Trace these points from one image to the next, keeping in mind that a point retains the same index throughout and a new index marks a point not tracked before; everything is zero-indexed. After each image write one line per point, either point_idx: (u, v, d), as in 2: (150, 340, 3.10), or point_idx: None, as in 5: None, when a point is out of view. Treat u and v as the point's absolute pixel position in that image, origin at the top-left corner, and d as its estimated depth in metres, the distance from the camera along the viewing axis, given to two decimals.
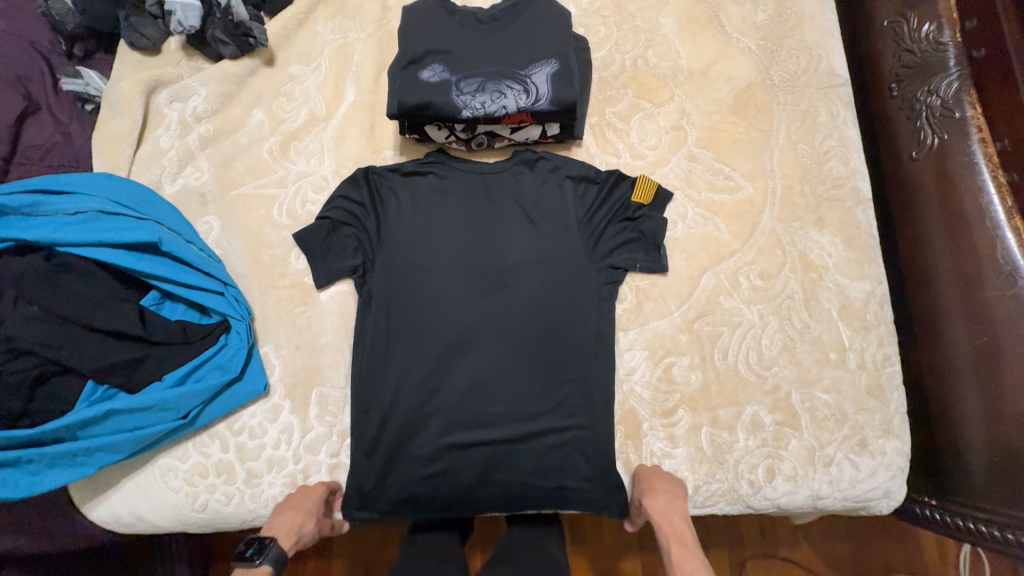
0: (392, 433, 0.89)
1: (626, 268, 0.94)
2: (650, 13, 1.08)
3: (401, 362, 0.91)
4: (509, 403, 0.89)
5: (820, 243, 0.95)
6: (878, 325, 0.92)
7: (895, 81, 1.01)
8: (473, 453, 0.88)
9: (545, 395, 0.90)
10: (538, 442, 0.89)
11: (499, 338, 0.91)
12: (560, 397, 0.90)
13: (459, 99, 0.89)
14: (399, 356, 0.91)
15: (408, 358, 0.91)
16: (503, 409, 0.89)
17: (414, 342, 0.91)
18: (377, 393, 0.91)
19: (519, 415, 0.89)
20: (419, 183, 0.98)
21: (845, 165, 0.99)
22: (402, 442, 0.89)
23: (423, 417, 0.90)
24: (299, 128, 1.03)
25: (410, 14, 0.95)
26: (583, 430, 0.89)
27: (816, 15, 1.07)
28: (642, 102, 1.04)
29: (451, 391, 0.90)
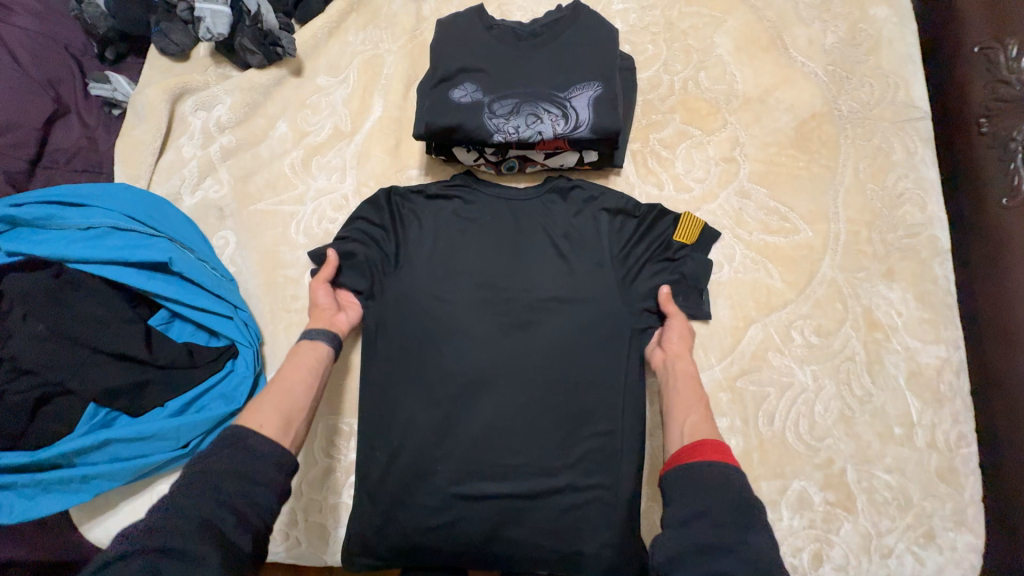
0: (397, 475, 0.83)
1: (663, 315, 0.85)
2: (705, 32, 0.99)
3: (412, 399, 0.84)
4: (526, 454, 0.82)
5: (888, 298, 0.84)
6: (953, 398, 0.80)
7: (984, 116, 0.88)
8: (484, 505, 0.81)
9: (566, 449, 0.82)
10: (555, 500, 0.81)
11: (519, 383, 0.83)
12: (582, 453, 0.82)
13: (491, 122, 0.82)
14: (411, 394, 0.85)
15: (420, 397, 0.84)
16: (519, 461, 0.82)
17: (427, 380, 0.84)
18: (385, 431, 0.85)
19: (537, 469, 0.81)
20: (443, 208, 0.92)
21: (921, 210, 0.87)
22: (407, 487, 0.82)
23: (432, 461, 0.82)
24: (323, 143, 0.99)
25: (444, 27, 0.89)
26: (605, 490, 0.81)
27: (894, 38, 0.96)
28: (690, 129, 0.95)
29: (464, 437, 0.83)
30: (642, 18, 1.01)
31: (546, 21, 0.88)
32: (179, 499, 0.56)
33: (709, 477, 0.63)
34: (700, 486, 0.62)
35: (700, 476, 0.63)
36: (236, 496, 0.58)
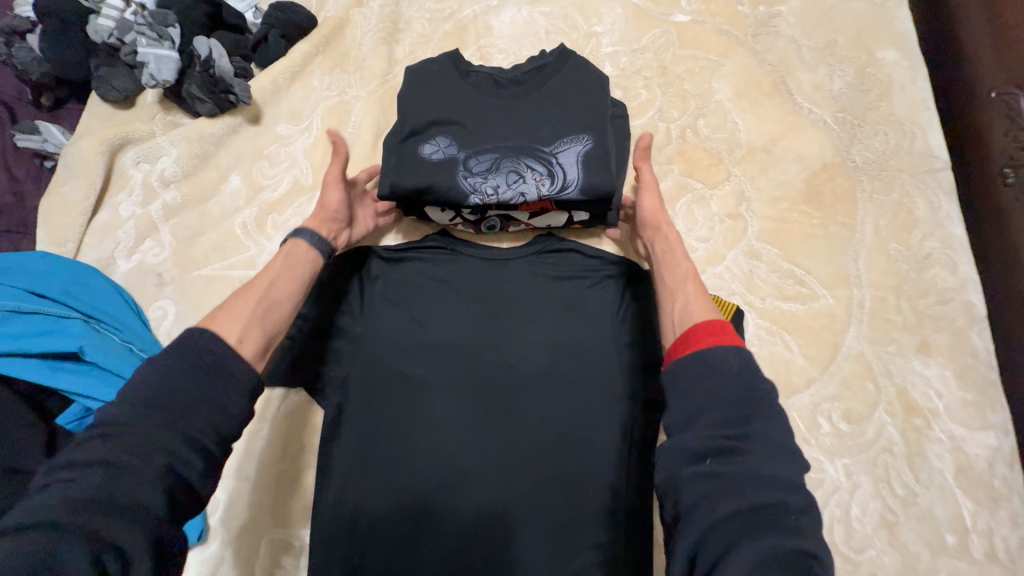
0: None
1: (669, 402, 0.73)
2: (702, 76, 0.91)
3: (376, 504, 0.70)
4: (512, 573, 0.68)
5: (924, 377, 0.73)
6: (1011, 497, 0.68)
7: (1007, 165, 0.76)
8: None
9: (558, 566, 0.68)
10: None
11: (504, 482, 0.70)
12: (580, 569, 0.68)
13: (466, 181, 0.73)
14: (375, 496, 0.70)
15: (385, 500, 0.70)
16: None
17: (395, 478, 0.71)
18: (342, 548, 0.69)
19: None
20: (419, 270, 0.80)
21: (952, 273, 0.78)
22: None
23: None
24: (280, 199, 0.88)
25: (413, 73, 0.80)
26: None
27: (905, 84, 0.89)
28: (691, 182, 0.85)
29: (437, 547, 0.69)
30: (634, 61, 0.93)
31: (527, 68, 0.80)
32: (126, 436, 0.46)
33: (713, 368, 0.52)
34: (701, 383, 0.51)
35: (705, 367, 0.53)
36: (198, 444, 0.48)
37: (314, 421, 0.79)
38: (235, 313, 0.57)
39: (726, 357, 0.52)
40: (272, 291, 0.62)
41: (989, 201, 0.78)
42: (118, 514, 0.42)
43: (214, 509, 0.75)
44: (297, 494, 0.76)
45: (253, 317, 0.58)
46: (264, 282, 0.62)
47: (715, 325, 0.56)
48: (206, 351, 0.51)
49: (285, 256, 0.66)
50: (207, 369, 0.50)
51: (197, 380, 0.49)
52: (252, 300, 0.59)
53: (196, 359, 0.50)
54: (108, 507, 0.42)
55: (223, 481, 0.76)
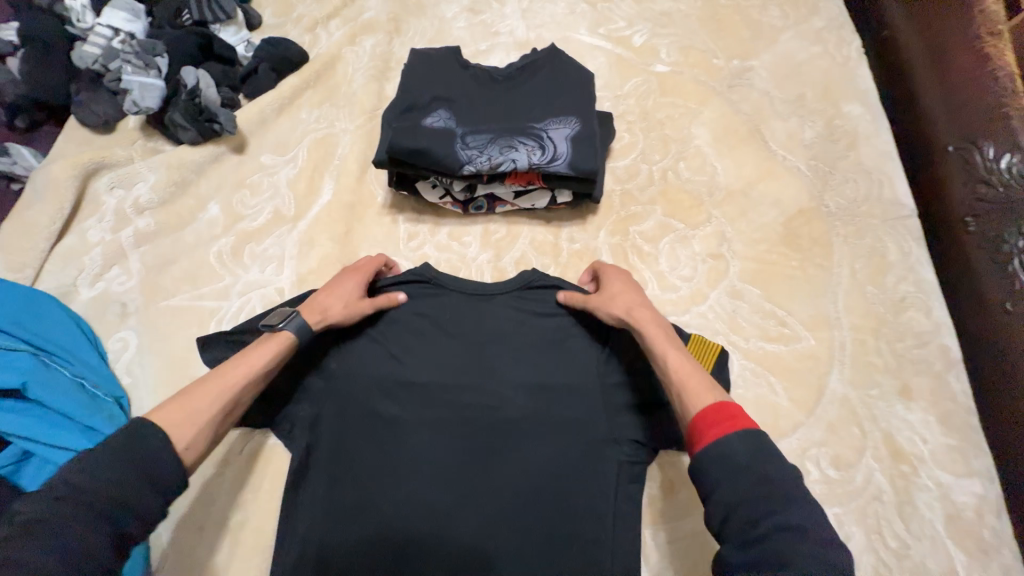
0: None
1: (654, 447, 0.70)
2: (682, 122, 0.95)
3: (341, 555, 0.64)
4: None
5: (908, 422, 0.73)
6: (1001, 549, 0.66)
7: (968, 215, 0.80)
8: None
9: None
10: None
11: (484, 535, 0.65)
12: None
13: (462, 152, 0.74)
14: (342, 553, 0.64)
15: (352, 558, 0.64)
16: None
17: (362, 529, 0.65)
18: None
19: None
20: (395, 305, 0.77)
21: (927, 316, 0.79)
22: None
23: None
24: (258, 229, 0.86)
25: (418, 59, 0.84)
26: None
27: (871, 135, 0.94)
28: (673, 223, 0.87)
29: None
30: (618, 106, 0.97)
31: (519, 65, 0.85)
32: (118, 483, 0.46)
33: (733, 461, 0.49)
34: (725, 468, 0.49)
35: (723, 464, 0.49)
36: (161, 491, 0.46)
37: (277, 466, 0.73)
38: (193, 409, 0.55)
39: (732, 446, 0.50)
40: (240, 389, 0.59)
41: (954, 246, 0.82)
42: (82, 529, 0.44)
43: (157, 567, 0.68)
44: (255, 549, 0.69)
45: (211, 421, 0.55)
46: (241, 376, 0.59)
47: (716, 409, 0.53)
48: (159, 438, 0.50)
49: (269, 345, 0.63)
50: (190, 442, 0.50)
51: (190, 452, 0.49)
52: (213, 396, 0.57)
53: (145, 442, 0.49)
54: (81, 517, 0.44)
55: (175, 534, 0.70)
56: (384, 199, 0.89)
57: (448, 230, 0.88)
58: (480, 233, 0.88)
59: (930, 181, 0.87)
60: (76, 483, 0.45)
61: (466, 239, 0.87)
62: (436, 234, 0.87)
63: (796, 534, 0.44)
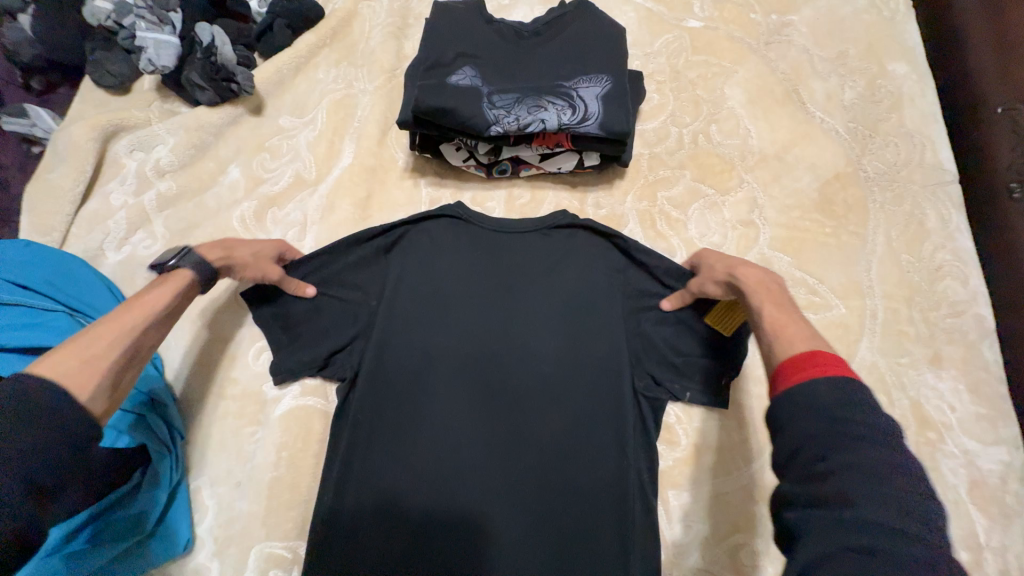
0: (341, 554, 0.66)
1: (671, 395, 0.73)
2: (715, 82, 0.91)
3: (375, 461, 0.69)
4: (503, 534, 0.67)
5: (937, 390, 0.72)
6: (1023, 514, 0.67)
7: (1014, 179, 0.77)
8: None
9: (551, 532, 0.67)
10: None
11: (507, 466, 0.69)
12: (575, 542, 0.66)
13: (489, 113, 0.72)
14: (375, 470, 0.69)
15: (386, 473, 0.69)
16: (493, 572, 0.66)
17: (395, 440, 0.70)
18: (337, 503, 0.68)
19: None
20: (438, 241, 0.78)
21: (963, 286, 0.78)
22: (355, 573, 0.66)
23: (392, 537, 0.67)
24: (280, 193, 0.85)
25: (440, 14, 0.80)
26: None
27: (915, 96, 0.89)
28: (703, 188, 0.85)
29: (430, 530, 0.67)
30: (647, 66, 0.93)
31: (545, 21, 0.81)
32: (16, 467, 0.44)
33: (813, 398, 0.44)
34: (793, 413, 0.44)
35: (798, 399, 0.45)
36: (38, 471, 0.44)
37: (309, 425, 0.76)
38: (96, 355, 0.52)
39: (816, 390, 0.44)
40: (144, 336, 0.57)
41: (994, 214, 0.79)
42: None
43: (200, 518, 0.72)
44: (290, 501, 0.73)
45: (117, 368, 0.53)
46: (137, 320, 0.57)
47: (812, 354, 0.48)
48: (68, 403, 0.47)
49: (165, 287, 0.61)
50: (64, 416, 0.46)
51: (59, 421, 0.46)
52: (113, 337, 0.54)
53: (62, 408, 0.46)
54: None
55: (213, 487, 0.73)
56: (405, 163, 0.88)
57: (471, 195, 0.87)
58: (504, 198, 0.86)
59: (975, 146, 0.83)
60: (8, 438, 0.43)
61: (489, 204, 0.86)
62: (459, 198, 0.86)
63: (870, 483, 0.38)
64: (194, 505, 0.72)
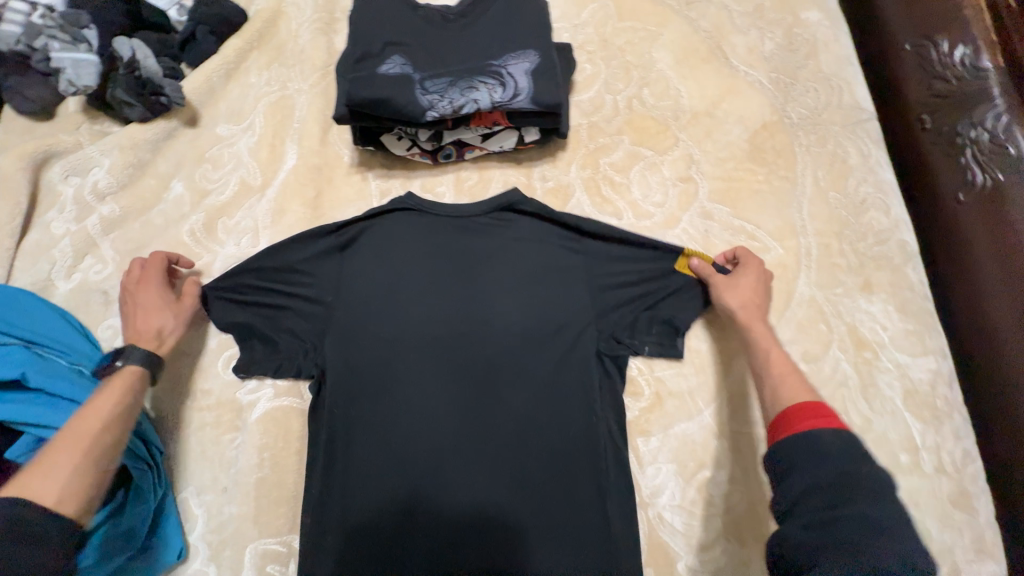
0: (334, 538, 0.69)
1: (631, 349, 0.77)
2: (642, 46, 0.94)
3: (356, 448, 0.72)
4: (487, 498, 0.70)
5: (870, 313, 0.78)
6: (951, 414, 0.75)
7: (924, 111, 0.92)
8: (438, 561, 0.68)
9: (532, 490, 0.70)
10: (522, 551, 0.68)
11: (482, 441, 0.72)
12: (555, 495, 0.70)
13: (423, 99, 0.73)
14: (357, 455, 0.71)
15: (367, 464, 0.71)
16: (481, 543, 0.69)
17: (374, 426, 0.72)
18: (326, 491, 0.71)
19: (500, 551, 0.68)
20: (390, 235, 0.82)
21: (886, 215, 0.84)
22: (349, 554, 0.69)
23: (381, 516, 0.69)
24: (228, 203, 0.84)
25: (364, 6, 0.80)
26: (577, 536, 0.69)
27: (829, 41, 0.94)
28: (641, 150, 0.88)
29: (416, 512, 0.70)
30: (576, 37, 0.95)
31: (469, 2, 0.82)
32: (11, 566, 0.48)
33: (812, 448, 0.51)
34: (801, 460, 0.50)
35: (803, 446, 0.51)
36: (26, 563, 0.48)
37: (286, 425, 0.77)
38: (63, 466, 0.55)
39: (819, 438, 0.51)
40: (103, 442, 0.59)
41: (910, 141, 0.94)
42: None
43: (191, 528, 0.73)
44: (279, 498, 0.75)
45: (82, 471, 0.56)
46: (90, 427, 0.59)
47: (809, 407, 0.55)
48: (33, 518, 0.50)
49: (112, 391, 0.63)
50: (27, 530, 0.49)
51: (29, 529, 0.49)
52: (78, 448, 0.57)
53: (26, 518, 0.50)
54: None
55: (201, 496, 0.74)
56: (351, 159, 0.88)
57: (421, 183, 0.88)
58: (453, 182, 0.88)
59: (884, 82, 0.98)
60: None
61: (439, 190, 0.87)
62: (409, 187, 0.87)
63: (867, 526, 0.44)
64: (182, 517, 0.73)
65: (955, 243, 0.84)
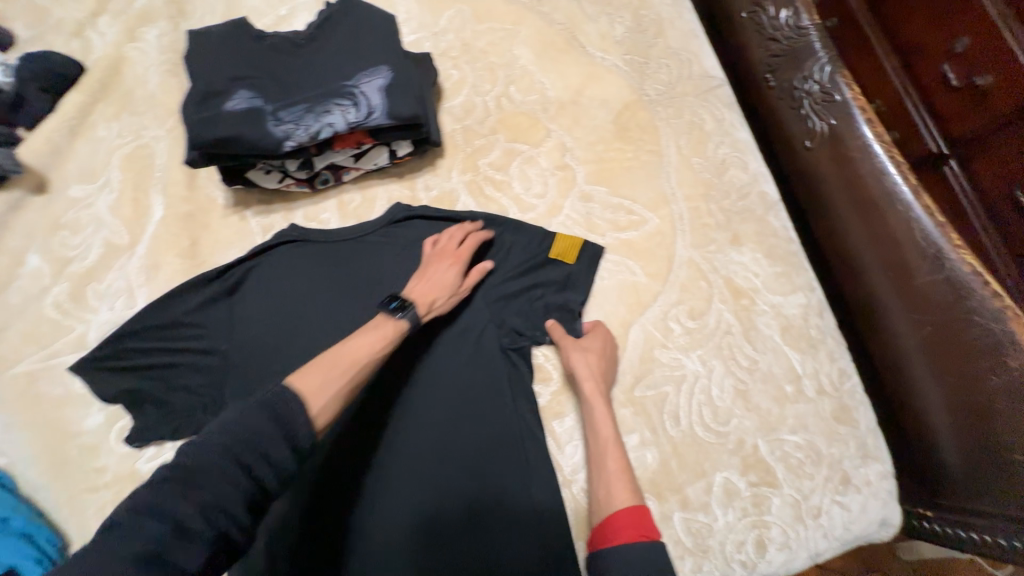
0: None
1: (533, 338, 0.80)
2: (503, 46, 0.97)
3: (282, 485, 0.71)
4: (419, 505, 0.70)
5: (743, 263, 0.85)
6: (824, 339, 0.83)
7: (767, 71, 1.04)
8: None
9: (462, 487, 0.71)
10: (462, 551, 0.68)
11: (405, 458, 0.73)
12: (484, 489, 0.71)
13: (277, 129, 0.71)
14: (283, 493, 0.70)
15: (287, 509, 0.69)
16: (417, 564, 0.67)
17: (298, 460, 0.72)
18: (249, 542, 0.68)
19: (438, 563, 0.68)
20: (280, 270, 0.80)
21: (745, 171, 0.91)
22: None
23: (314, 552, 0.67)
24: (93, 267, 0.79)
25: (199, 40, 0.76)
26: (514, 526, 0.69)
27: (673, 19, 1.00)
28: (517, 146, 0.91)
29: (348, 540, 0.68)
30: (438, 45, 0.96)
31: (315, 25, 0.81)
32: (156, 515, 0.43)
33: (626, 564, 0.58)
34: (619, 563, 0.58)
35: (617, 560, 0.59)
36: (193, 502, 0.44)
37: None
38: (327, 377, 0.58)
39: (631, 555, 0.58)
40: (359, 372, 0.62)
41: (763, 99, 1.06)
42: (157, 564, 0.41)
43: None
44: None
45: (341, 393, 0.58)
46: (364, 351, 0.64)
47: (628, 516, 0.62)
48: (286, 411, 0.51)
49: (372, 330, 0.67)
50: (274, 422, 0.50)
51: (220, 454, 0.47)
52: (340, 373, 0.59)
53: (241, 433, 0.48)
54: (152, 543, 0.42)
55: None
56: (226, 200, 0.85)
57: (303, 212, 0.86)
58: (336, 206, 0.87)
59: (736, 48, 1.10)
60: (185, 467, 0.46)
61: (324, 216, 0.86)
62: (291, 219, 0.85)
63: None
64: None
65: (817, 185, 0.96)
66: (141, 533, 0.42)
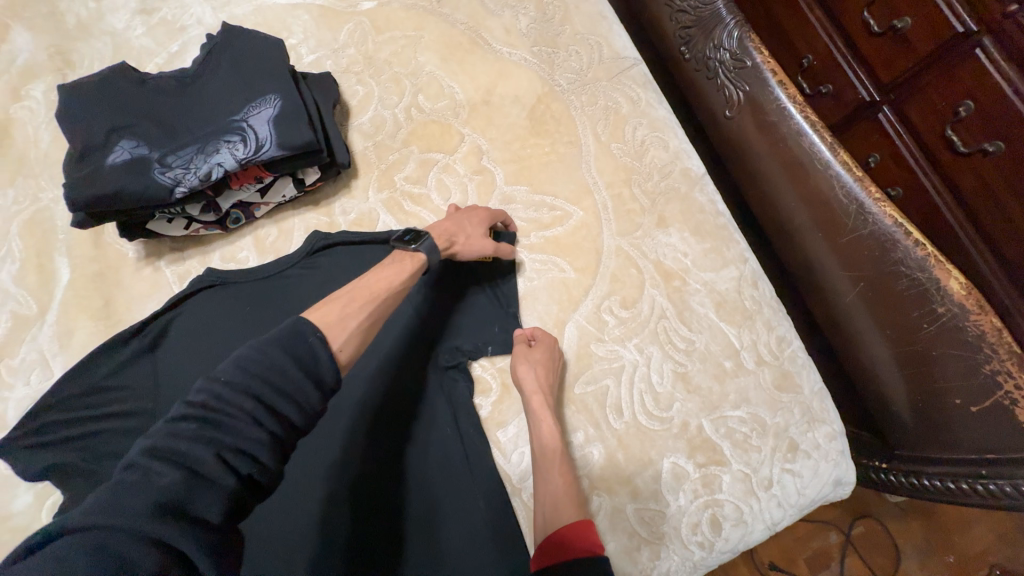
0: None
1: (469, 354, 0.79)
2: (407, 53, 0.94)
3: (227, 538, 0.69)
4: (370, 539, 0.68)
5: (671, 244, 0.84)
6: (760, 310, 0.82)
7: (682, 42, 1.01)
8: None
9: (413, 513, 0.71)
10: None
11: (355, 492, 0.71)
12: (434, 511, 0.71)
13: (165, 177, 0.70)
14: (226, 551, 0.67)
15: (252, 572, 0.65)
16: None
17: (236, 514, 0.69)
18: None
19: None
20: (203, 317, 0.77)
21: (666, 150, 0.90)
22: None
23: None
24: (4, 342, 0.76)
25: (71, 94, 0.73)
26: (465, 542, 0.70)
27: (578, 3, 0.98)
28: (432, 156, 0.89)
29: None
30: (340, 62, 0.93)
31: (199, 60, 0.78)
32: (173, 457, 0.41)
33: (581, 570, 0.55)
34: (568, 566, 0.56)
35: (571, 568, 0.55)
36: (212, 447, 0.42)
37: None
38: (346, 316, 0.57)
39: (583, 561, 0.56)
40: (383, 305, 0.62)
41: (681, 72, 1.04)
42: (171, 509, 0.38)
43: None
44: None
45: (360, 330, 0.58)
46: (381, 287, 0.64)
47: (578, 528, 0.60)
48: (303, 345, 0.50)
49: (400, 265, 0.68)
50: (296, 361, 0.49)
51: (237, 399, 0.45)
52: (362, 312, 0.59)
53: (262, 370, 0.47)
54: (162, 487, 0.39)
55: None
56: (137, 253, 0.83)
57: (220, 254, 0.84)
58: (253, 243, 0.84)
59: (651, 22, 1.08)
60: (208, 405, 0.45)
61: (241, 255, 0.84)
62: (207, 264, 0.83)
63: None
64: None
65: (742, 153, 0.94)
66: (149, 477, 0.40)
